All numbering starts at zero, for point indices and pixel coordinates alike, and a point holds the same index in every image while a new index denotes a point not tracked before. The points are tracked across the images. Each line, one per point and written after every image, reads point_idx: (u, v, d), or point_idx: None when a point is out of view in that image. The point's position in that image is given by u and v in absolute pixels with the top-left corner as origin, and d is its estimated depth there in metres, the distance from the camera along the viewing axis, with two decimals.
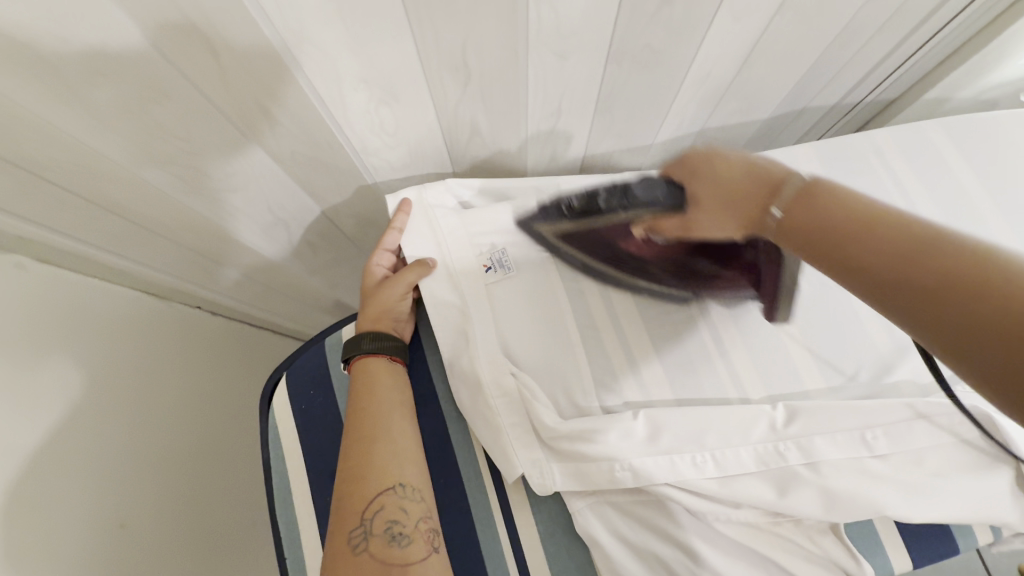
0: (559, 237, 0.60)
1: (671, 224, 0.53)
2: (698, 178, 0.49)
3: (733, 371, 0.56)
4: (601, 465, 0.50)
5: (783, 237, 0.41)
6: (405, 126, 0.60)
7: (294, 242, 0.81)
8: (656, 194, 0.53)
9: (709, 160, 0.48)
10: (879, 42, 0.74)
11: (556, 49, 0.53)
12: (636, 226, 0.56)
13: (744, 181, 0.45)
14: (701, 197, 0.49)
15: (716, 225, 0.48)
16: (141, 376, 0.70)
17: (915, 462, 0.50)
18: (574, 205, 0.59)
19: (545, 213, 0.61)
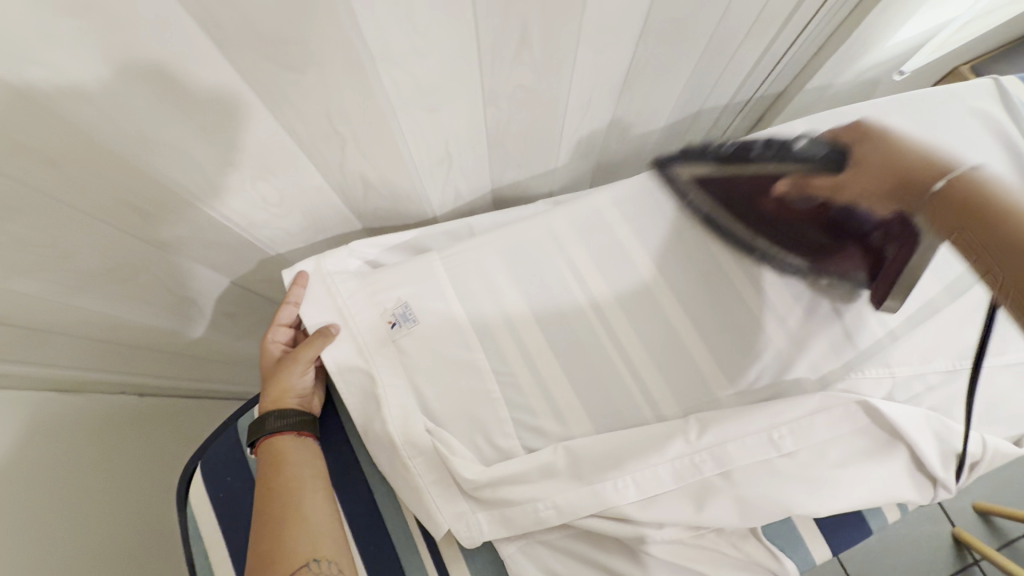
0: (695, 183, 0.67)
1: (822, 184, 0.60)
2: (869, 142, 0.57)
3: (646, 391, 0.58)
4: (525, 508, 0.51)
5: (936, 203, 0.47)
6: (291, 194, 0.60)
7: (210, 315, 0.79)
8: (815, 153, 0.62)
9: (881, 138, 0.56)
10: (750, 46, 0.78)
11: (425, 105, 0.54)
12: (783, 178, 0.63)
13: (909, 160, 0.52)
14: (866, 159, 0.56)
15: (867, 198, 0.57)
16: (75, 481, 0.67)
17: (819, 456, 0.52)
18: (725, 153, 0.68)
19: (692, 156, 0.69)
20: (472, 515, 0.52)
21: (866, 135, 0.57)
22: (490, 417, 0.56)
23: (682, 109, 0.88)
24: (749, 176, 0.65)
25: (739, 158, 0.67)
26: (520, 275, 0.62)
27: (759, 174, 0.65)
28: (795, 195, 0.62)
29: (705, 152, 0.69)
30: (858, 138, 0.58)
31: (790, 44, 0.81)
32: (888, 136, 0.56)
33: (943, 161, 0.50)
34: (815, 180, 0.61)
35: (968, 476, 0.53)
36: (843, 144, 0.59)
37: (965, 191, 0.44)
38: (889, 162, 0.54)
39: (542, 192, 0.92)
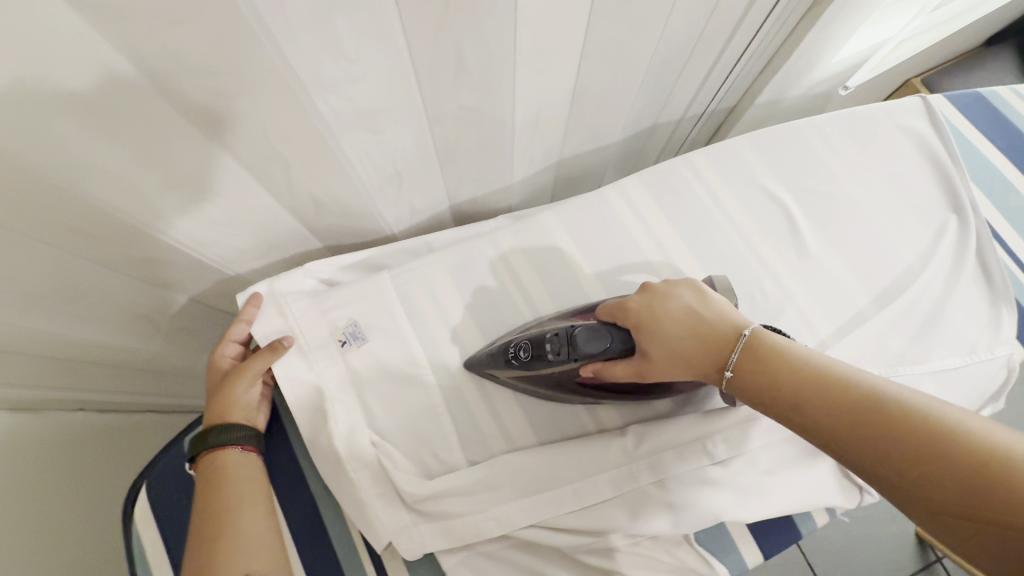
0: (515, 378, 0.56)
1: (623, 371, 0.51)
2: (644, 333, 0.50)
3: (588, 403, 0.59)
4: (466, 520, 0.53)
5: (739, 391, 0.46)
6: (238, 214, 0.61)
7: (165, 330, 0.79)
8: (606, 342, 0.51)
9: (651, 310, 0.50)
10: (696, 64, 0.81)
11: (366, 126, 0.55)
12: (583, 367, 0.52)
13: (691, 333, 0.48)
14: (651, 352, 0.49)
15: (672, 374, 0.50)
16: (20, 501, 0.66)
17: (749, 463, 0.54)
18: (519, 354, 0.54)
19: (491, 358, 0.56)
20: (415, 527, 0.53)
21: (641, 320, 0.50)
22: (436, 431, 0.57)
23: (636, 124, 0.91)
24: (555, 373, 0.54)
25: (534, 363, 0.53)
26: (469, 292, 0.63)
27: (561, 372, 0.54)
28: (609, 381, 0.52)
29: (501, 353, 0.56)
30: (618, 316, 0.52)
31: (736, 61, 0.84)
32: (656, 307, 0.50)
33: (722, 326, 0.48)
34: (616, 366, 0.51)
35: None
36: (626, 328, 0.51)
37: (768, 373, 0.44)
38: (677, 347, 0.48)
39: (501, 205, 0.94)
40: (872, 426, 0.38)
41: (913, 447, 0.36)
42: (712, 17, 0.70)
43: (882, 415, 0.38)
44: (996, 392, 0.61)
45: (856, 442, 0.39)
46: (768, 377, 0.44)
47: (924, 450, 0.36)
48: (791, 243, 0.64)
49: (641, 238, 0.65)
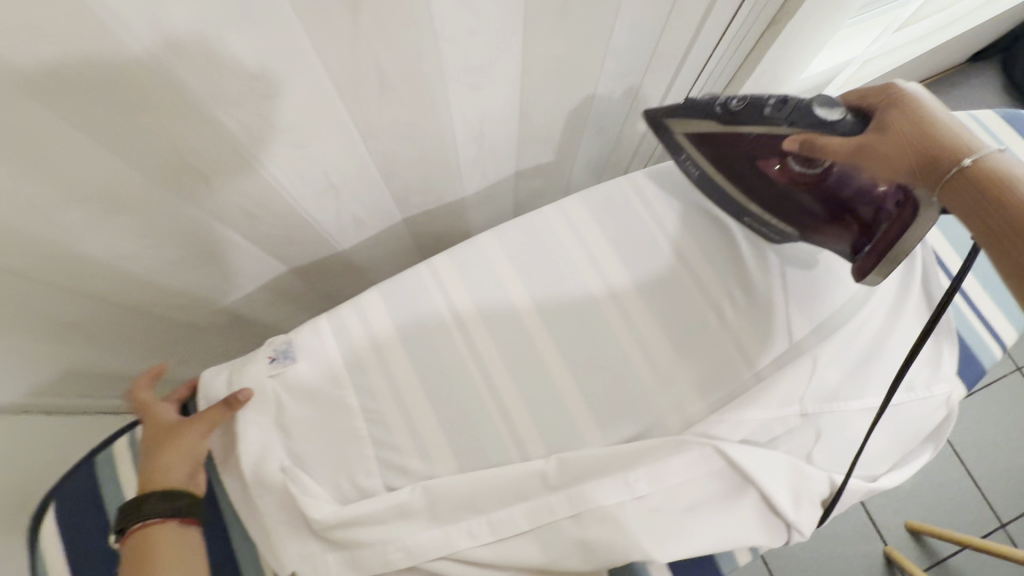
0: (692, 139, 0.61)
1: (838, 144, 0.47)
2: (905, 108, 0.44)
3: (514, 430, 0.58)
4: (375, 549, 0.52)
5: (957, 183, 0.40)
6: (165, 230, 0.58)
7: (113, 343, 0.77)
8: (845, 117, 0.48)
9: (917, 105, 0.44)
10: (655, 79, 0.79)
11: (288, 143, 0.54)
12: (792, 133, 0.51)
13: (941, 129, 0.42)
14: (891, 125, 0.44)
15: (882, 163, 0.44)
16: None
17: (669, 499, 0.53)
18: (732, 106, 0.55)
19: (696, 108, 0.58)
20: (323, 554, 0.52)
21: (899, 100, 0.45)
22: (353, 456, 0.56)
23: (597, 138, 0.89)
24: (748, 137, 0.55)
25: (743, 117, 0.54)
26: (401, 310, 0.61)
27: (756, 132, 0.54)
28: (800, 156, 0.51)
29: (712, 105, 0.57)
30: (874, 100, 0.48)
31: (696, 77, 0.83)
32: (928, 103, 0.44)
33: (960, 131, 0.41)
34: (829, 138, 0.47)
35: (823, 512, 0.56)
36: (867, 112, 0.48)
37: (987, 183, 0.38)
38: (921, 132, 0.42)
39: (459, 215, 0.92)
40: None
41: None
42: (663, 34, 0.68)
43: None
44: (931, 440, 0.59)
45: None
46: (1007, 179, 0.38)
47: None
48: (733, 269, 0.63)
49: (581, 263, 0.63)
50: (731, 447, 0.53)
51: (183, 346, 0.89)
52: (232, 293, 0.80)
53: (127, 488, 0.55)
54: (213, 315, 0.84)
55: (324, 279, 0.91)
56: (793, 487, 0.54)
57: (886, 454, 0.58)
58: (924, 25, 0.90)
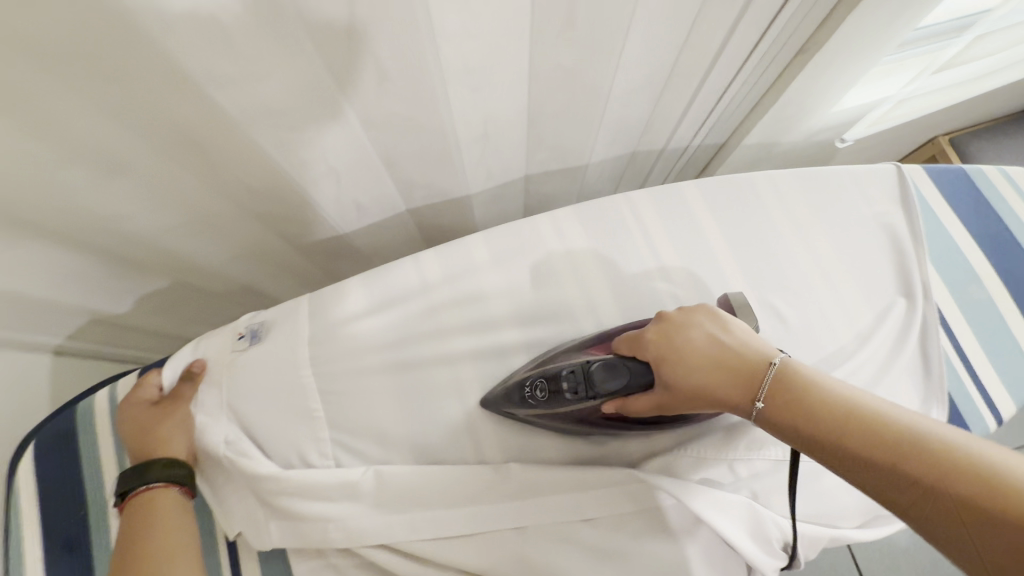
0: (529, 418, 0.54)
1: (644, 405, 0.48)
2: (668, 363, 0.47)
3: (475, 432, 0.58)
4: (317, 525, 0.53)
5: (771, 429, 0.43)
6: (165, 196, 0.61)
7: (121, 300, 0.81)
8: (625, 377, 0.49)
9: (674, 345, 0.47)
10: (672, 96, 0.77)
11: (284, 124, 0.55)
12: (602, 404, 0.50)
13: (717, 369, 0.45)
14: (677, 383, 0.46)
15: (694, 408, 0.47)
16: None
17: (618, 526, 0.52)
18: (538, 392, 0.52)
19: (508, 395, 0.54)
20: (267, 523, 0.53)
21: (663, 350, 0.48)
22: (310, 438, 0.57)
23: (610, 150, 0.88)
24: (571, 412, 0.52)
25: (557, 400, 0.51)
26: (376, 300, 0.62)
27: (581, 409, 0.51)
28: (622, 416, 0.51)
29: (516, 391, 0.54)
30: (635, 350, 0.50)
31: (716, 100, 0.81)
32: (680, 335, 0.48)
33: (748, 352, 0.46)
34: (635, 401, 0.49)
35: (788, 559, 0.53)
36: (645, 362, 0.49)
37: (790, 421, 0.42)
38: (700, 380, 0.46)
39: (464, 211, 0.92)
40: (919, 461, 0.35)
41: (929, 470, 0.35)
42: (680, 53, 0.67)
43: (928, 450, 0.36)
44: None
45: (907, 481, 0.35)
46: (803, 412, 0.41)
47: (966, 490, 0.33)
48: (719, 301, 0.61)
49: (565, 277, 0.62)
50: (682, 488, 0.51)
51: (187, 307, 0.92)
52: (234, 263, 0.83)
53: (102, 436, 0.58)
54: (216, 282, 0.87)
55: (325, 258, 0.93)
56: (752, 530, 0.52)
57: (854, 509, 0.55)
58: (967, 69, 0.86)
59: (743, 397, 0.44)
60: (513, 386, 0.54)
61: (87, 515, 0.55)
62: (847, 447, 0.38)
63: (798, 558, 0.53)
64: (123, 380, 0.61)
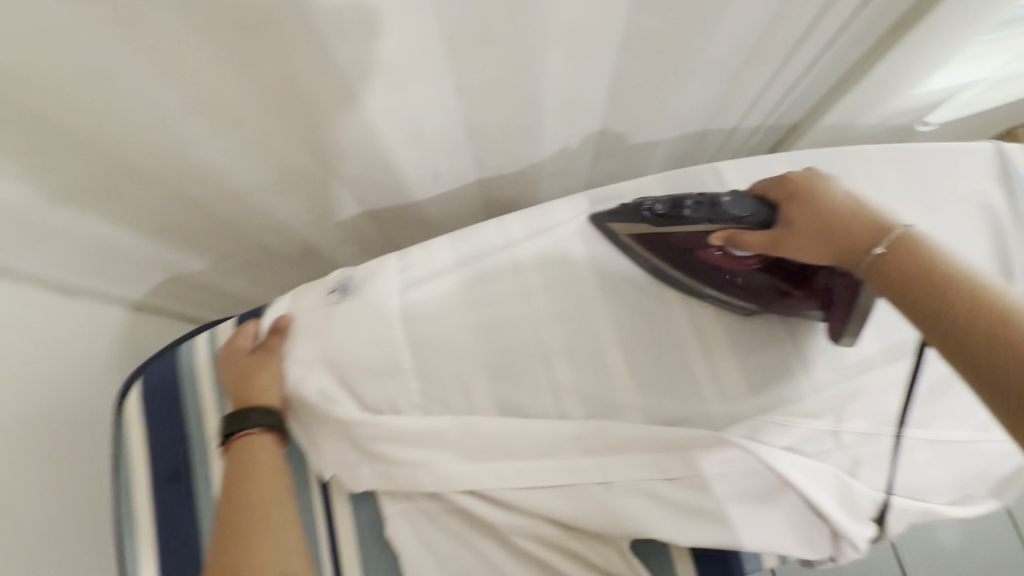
0: (632, 239, 0.60)
1: (755, 240, 0.51)
2: (796, 203, 0.50)
3: (557, 391, 0.59)
4: (407, 471, 0.54)
5: (872, 274, 0.44)
6: (265, 151, 0.63)
7: (203, 256, 0.85)
8: (748, 208, 0.52)
9: (812, 189, 0.49)
10: (756, 72, 0.76)
11: (388, 84, 0.57)
12: (714, 233, 0.54)
13: (847, 219, 0.46)
14: (799, 222, 0.49)
15: (807, 252, 0.49)
16: (34, 368, 0.74)
17: (702, 488, 0.53)
18: (655, 210, 0.56)
19: (620, 215, 0.60)
20: (358, 466, 0.56)
21: (794, 195, 0.50)
22: (398, 388, 0.59)
23: (683, 128, 0.87)
24: (680, 236, 0.56)
25: (669, 220, 0.55)
26: (466, 261, 0.63)
27: (691, 236, 0.55)
28: (718, 254, 0.56)
29: (637, 210, 0.58)
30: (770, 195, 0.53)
31: (798, 78, 0.79)
32: (822, 183, 0.49)
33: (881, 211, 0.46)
34: (748, 236, 0.52)
35: (875, 533, 0.53)
36: (772, 204, 0.52)
37: (895, 268, 0.42)
38: (824, 224, 0.47)
39: (531, 184, 0.93)
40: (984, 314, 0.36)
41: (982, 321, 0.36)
42: (775, 23, 0.66)
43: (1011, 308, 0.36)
44: (996, 488, 0.57)
45: (967, 325, 0.36)
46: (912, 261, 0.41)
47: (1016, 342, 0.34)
48: None
49: None
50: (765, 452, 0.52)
51: (261, 268, 0.96)
52: (311, 225, 0.86)
53: (204, 376, 0.61)
54: (291, 244, 0.90)
55: (391, 225, 0.95)
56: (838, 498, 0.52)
57: (945, 485, 0.55)
58: None
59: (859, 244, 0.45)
60: (635, 207, 0.59)
61: (190, 450, 0.59)
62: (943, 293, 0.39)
63: (885, 529, 0.53)
64: (222, 326, 0.63)
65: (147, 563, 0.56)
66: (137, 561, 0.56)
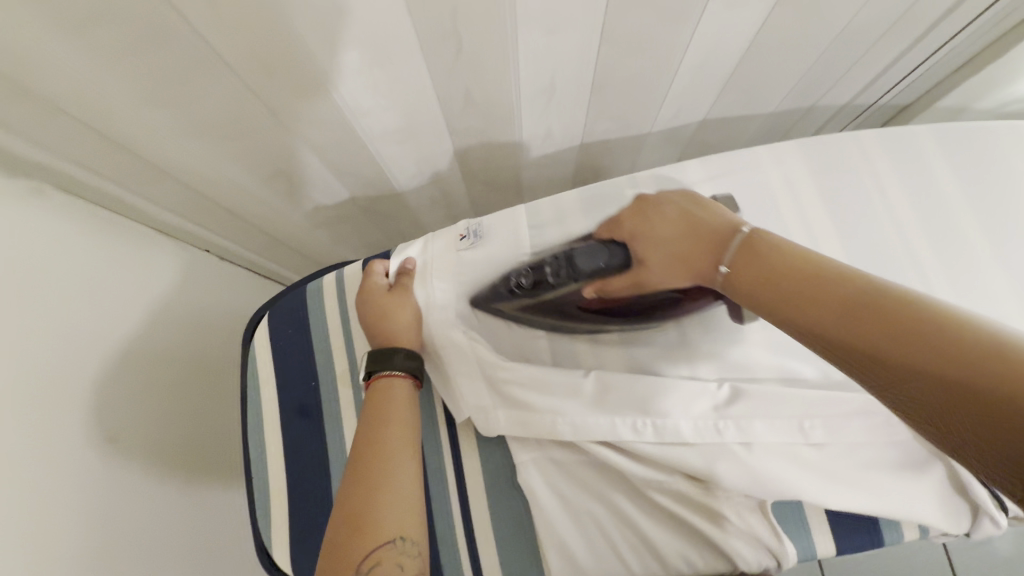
0: (521, 310, 0.59)
1: (622, 284, 0.56)
2: (642, 240, 0.55)
3: (690, 352, 0.58)
4: (544, 418, 0.54)
5: (738, 292, 0.45)
6: (399, 90, 0.63)
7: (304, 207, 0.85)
8: (603, 258, 0.57)
9: (649, 222, 0.56)
10: (886, 48, 0.73)
11: (543, 26, 0.56)
12: (584, 288, 0.58)
13: (686, 243, 0.51)
14: (649, 258, 0.54)
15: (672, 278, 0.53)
16: (141, 303, 0.75)
17: (846, 454, 0.52)
18: (523, 281, 0.59)
19: (496, 290, 0.60)
20: (494, 411, 0.56)
21: (641, 231, 0.56)
22: (527, 337, 0.59)
23: (795, 104, 0.85)
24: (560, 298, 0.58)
25: (541, 288, 0.58)
26: (598, 217, 0.63)
27: (569, 294, 0.58)
28: (604, 303, 0.58)
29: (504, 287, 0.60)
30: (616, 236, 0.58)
31: (926, 58, 0.76)
32: (654, 216, 0.56)
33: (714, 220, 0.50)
34: (612, 280, 0.57)
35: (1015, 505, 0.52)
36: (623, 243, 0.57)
37: (753, 282, 0.44)
38: (673, 251, 0.52)
39: (628, 155, 0.91)
40: (885, 318, 0.35)
41: (898, 324, 0.34)
42: None
43: (885, 304, 0.36)
44: None
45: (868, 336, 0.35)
46: (769, 275, 0.43)
47: (942, 341, 0.32)
48: (952, 248, 0.60)
49: (785, 210, 0.62)
50: None
51: (350, 227, 0.96)
52: (411, 180, 0.85)
53: (331, 314, 0.61)
54: (385, 201, 0.89)
55: (482, 188, 0.94)
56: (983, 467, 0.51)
57: None
58: None
59: (711, 259, 0.49)
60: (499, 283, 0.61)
61: (319, 386, 0.59)
62: (818, 304, 0.39)
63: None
64: (349, 267, 0.63)
65: (276, 491, 0.57)
66: (266, 488, 0.57)
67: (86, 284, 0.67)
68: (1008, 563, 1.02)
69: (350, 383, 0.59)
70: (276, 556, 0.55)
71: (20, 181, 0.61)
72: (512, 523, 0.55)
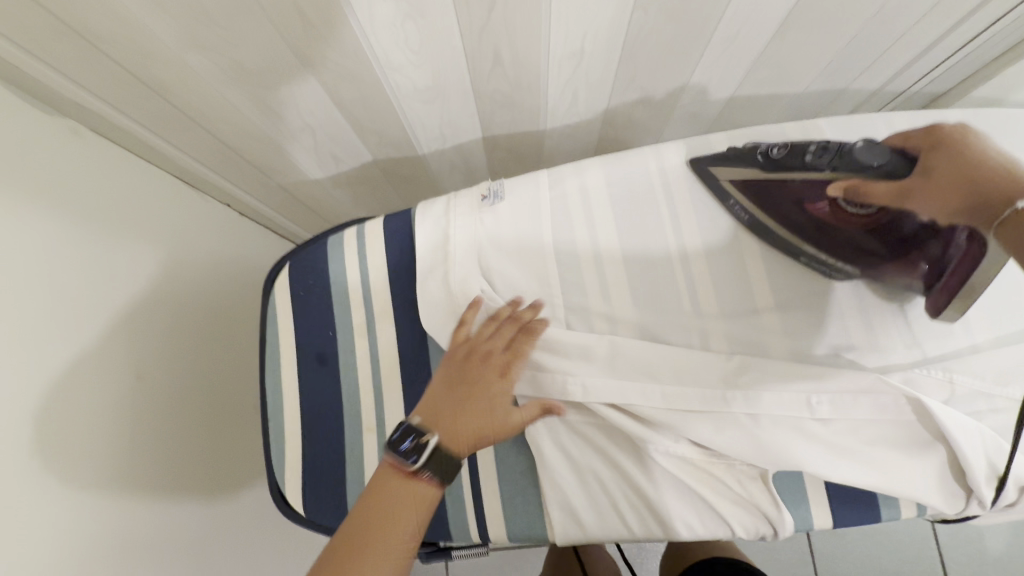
0: (736, 184, 0.60)
1: (882, 192, 0.51)
2: (939, 154, 0.50)
3: (704, 324, 0.58)
4: (554, 378, 0.55)
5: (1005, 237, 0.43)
6: (430, 46, 0.62)
7: (326, 164, 0.85)
8: (882, 157, 0.52)
9: (962, 142, 0.49)
10: (927, 32, 0.71)
11: None
12: (835, 181, 0.54)
13: (992, 174, 0.46)
14: (936, 171, 0.49)
15: (933, 208, 0.50)
16: (166, 249, 0.77)
17: (851, 430, 0.52)
18: (772, 152, 0.57)
19: (736, 157, 0.60)
20: None
21: (937, 147, 0.50)
22: (543, 299, 0.60)
23: (826, 85, 0.83)
24: (798, 181, 0.56)
25: (784, 163, 0.57)
26: (621, 184, 0.63)
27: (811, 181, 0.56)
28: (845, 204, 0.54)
29: (750, 154, 0.59)
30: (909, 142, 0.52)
31: (964, 45, 0.74)
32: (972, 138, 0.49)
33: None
34: (876, 184, 0.52)
35: (1013, 495, 0.52)
36: (910, 151, 0.52)
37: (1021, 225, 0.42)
38: (966, 176, 0.47)
39: (651, 129, 0.90)
40: None
41: None
42: None
43: None
44: None
45: None
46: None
47: None
48: None
49: None
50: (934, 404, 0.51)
51: (370, 187, 0.96)
52: (434, 143, 0.85)
53: (351, 267, 0.62)
54: (405, 163, 0.90)
55: (502, 154, 0.93)
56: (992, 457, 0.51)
57: None
58: None
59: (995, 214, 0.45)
60: (745, 149, 0.60)
61: (336, 335, 0.61)
62: None
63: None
64: (370, 221, 0.64)
65: (291, 433, 0.59)
66: (281, 430, 0.59)
67: (113, 225, 0.68)
68: (995, 560, 1.03)
69: (368, 334, 0.60)
70: (289, 494, 0.58)
71: (57, 120, 0.62)
72: (516, 478, 0.57)
